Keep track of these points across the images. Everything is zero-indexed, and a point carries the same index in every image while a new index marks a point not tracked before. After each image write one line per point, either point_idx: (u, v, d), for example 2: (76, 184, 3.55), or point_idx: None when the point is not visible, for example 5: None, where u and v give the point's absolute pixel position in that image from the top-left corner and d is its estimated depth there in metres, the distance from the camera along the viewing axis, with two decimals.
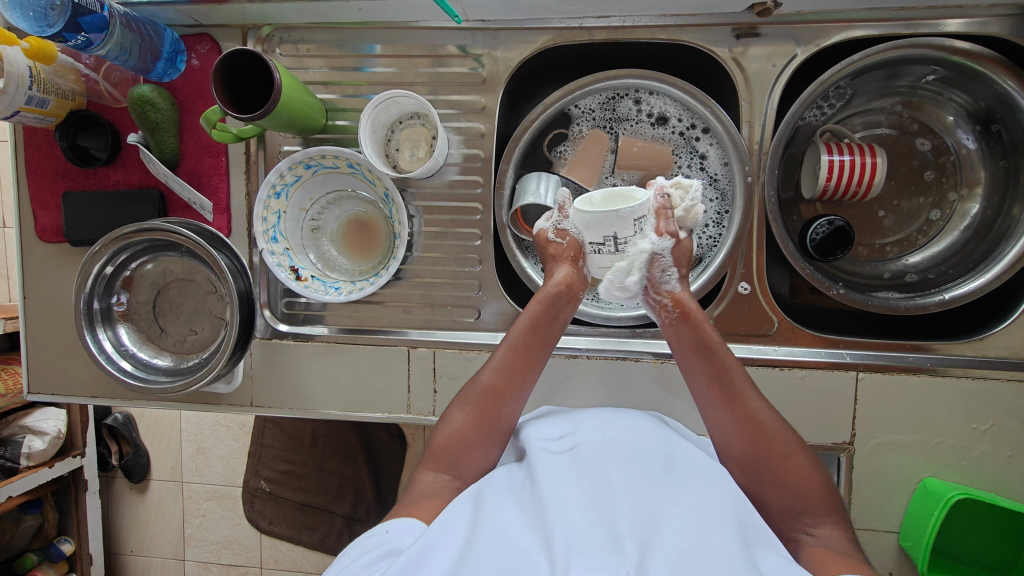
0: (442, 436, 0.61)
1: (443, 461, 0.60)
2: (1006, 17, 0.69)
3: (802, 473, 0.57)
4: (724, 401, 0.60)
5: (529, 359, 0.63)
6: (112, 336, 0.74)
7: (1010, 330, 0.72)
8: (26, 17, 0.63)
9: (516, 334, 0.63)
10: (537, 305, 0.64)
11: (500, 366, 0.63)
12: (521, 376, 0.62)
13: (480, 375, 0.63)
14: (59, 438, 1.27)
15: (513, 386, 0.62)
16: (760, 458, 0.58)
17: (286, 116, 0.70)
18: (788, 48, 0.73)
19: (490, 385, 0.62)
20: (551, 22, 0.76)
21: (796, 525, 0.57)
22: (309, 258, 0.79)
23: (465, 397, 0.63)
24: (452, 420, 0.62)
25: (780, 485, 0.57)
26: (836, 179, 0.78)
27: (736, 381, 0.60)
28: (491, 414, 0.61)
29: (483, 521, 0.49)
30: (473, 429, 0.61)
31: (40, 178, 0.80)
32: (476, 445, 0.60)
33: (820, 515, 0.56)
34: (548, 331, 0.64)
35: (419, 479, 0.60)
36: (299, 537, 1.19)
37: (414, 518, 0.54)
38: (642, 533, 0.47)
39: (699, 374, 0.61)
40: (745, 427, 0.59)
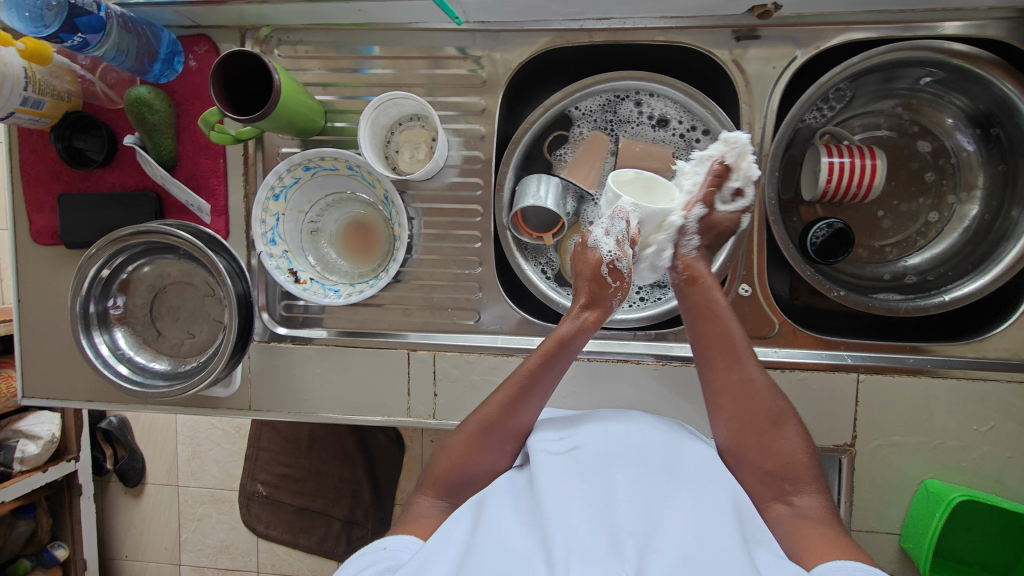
0: (443, 462, 0.61)
1: (442, 488, 0.60)
2: (1003, 20, 0.69)
3: (787, 437, 0.58)
4: (726, 368, 0.62)
5: (538, 396, 0.62)
6: (109, 340, 0.73)
7: (1009, 331, 0.72)
8: (22, 18, 0.62)
9: (528, 368, 0.62)
10: (550, 340, 0.63)
11: (505, 400, 0.62)
12: (525, 412, 0.62)
13: (482, 405, 0.63)
14: (53, 442, 1.26)
15: (515, 421, 0.62)
16: (751, 422, 0.59)
17: (286, 118, 0.69)
18: (788, 50, 0.73)
19: (492, 416, 0.61)
20: (551, 24, 0.76)
21: (776, 486, 0.56)
22: (308, 260, 0.78)
23: (466, 425, 0.63)
24: (449, 447, 0.62)
25: (765, 447, 0.58)
26: (836, 181, 0.78)
27: (737, 349, 0.62)
28: (489, 446, 0.61)
29: (484, 528, 0.49)
30: (470, 458, 0.60)
31: (35, 180, 0.79)
32: (474, 468, 0.60)
33: (801, 482, 0.56)
34: (559, 365, 0.63)
35: (415, 505, 0.60)
36: (296, 541, 1.17)
37: (411, 536, 0.55)
38: (643, 535, 0.47)
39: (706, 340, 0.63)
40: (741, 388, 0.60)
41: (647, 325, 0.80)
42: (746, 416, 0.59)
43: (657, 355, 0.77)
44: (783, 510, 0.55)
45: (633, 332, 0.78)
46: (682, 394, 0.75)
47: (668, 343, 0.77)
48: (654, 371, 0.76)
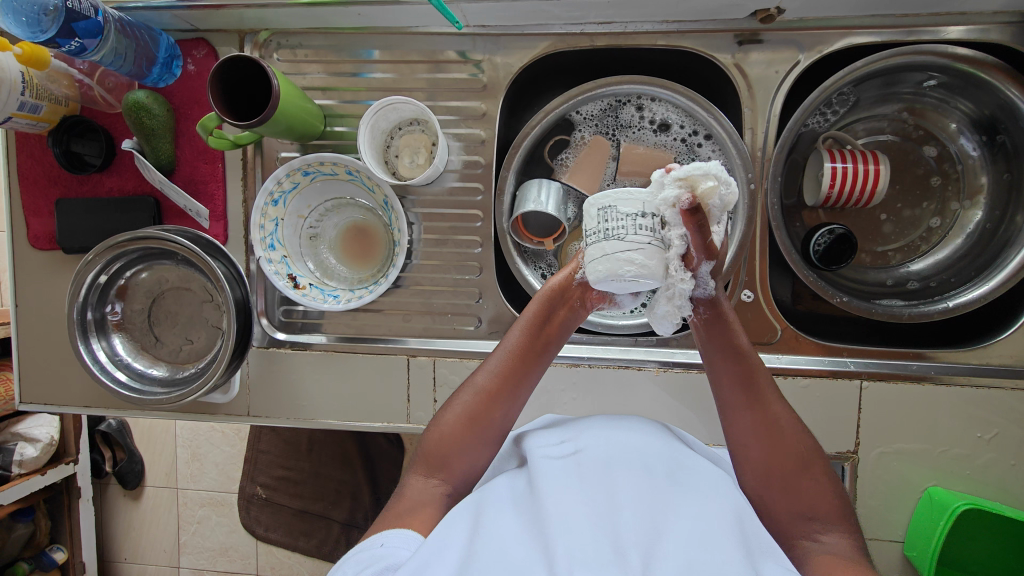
0: (432, 438, 0.60)
1: (432, 464, 0.59)
2: (1006, 25, 0.69)
3: (817, 478, 0.57)
4: (748, 411, 0.59)
5: (526, 367, 0.61)
6: (107, 346, 0.73)
7: (1013, 338, 0.72)
8: (19, 22, 0.61)
9: (515, 338, 0.61)
10: (535, 308, 0.61)
11: (497, 370, 0.61)
12: (515, 383, 0.61)
13: (476, 377, 0.62)
14: (52, 445, 1.25)
15: (507, 394, 0.61)
16: (777, 471, 0.57)
17: (284, 123, 0.68)
18: (790, 54, 0.73)
19: (485, 388, 0.61)
20: (552, 28, 0.75)
21: (802, 526, 0.55)
22: (307, 266, 0.78)
23: (459, 397, 0.62)
24: (441, 425, 0.61)
25: (792, 491, 0.56)
26: (839, 186, 0.77)
27: (763, 385, 0.59)
28: (483, 423, 0.60)
29: (483, 532, 0.48)
30: (464, 437, 0.59)
31: (33, 184, 0.79)
32: (469, 447, 0.59)
33: (830, 520, 0.55)
34: (546, 336, 0.61)
35: (408, 485, 0.59)
36: (295, 544, 1.18)
37: (410, 530, 0.53)
38: (647, 545, 0.46)
39: (726, 380, 0.60)
40: (764, 432, 0.58)
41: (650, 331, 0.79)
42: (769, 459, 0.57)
43: (659, 362, 0.76)
44: (809, 548, 0.54)
45: (635, 338, 0.78)
46: (684, 401, 0.75)
47: (670, 350, 0.77)
48: (656, 377, 0.75)
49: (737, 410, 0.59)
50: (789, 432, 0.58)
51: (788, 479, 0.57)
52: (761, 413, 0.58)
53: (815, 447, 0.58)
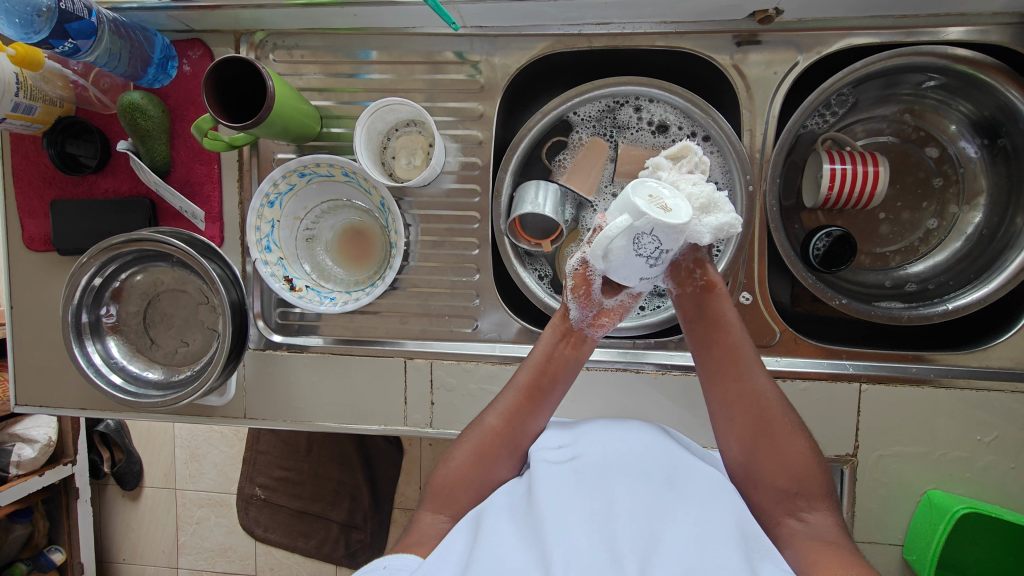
0: (441, 475, 0.60)
1: (440, 500, 0.59)
2: (1006, 26, 0.69)
3: (796, 448, 0.57)
4: (726, 382, 0.59)
5: (536, 407, 0.61)
6: (102, 349, 0.72)
7: (1013, 341, 0.72)
8: (12, 24, 0.60)
9: (524, 377, 0.61)
10: (538, 350, 0.62)
11: (502, 409, 0.61)
12: (526, 423, 0.60)
13: (485, 415, 0.62)
14: (50, 446, 1.25)
15: (517, 433, 0.60)
16: (761, 443, 0.57)
17: (280, 125, 0.68)
18: (789, 55, 0.72)
19: (493, 428, 0.60)
20: (550, 29, 0.75)
21: (789, 503, 0.56)
22: (303, 268, 0.77)
23: (467, 436, 0.62)
24: (450, 459, 0.61)
25: (777, 465, 0.56)
26: (838, 188, 0.77)
27: (743, 359, 0.59)
28: (494, 460, 0.60)
29: (480, 541, 0.48)
30: (474, 470, 0.59)
31: (28, 186, 0.78)
32: (479, 483, 0.59)
33: (817, 499, 0.55)
34: (552, 372, 0.61)
35: (418, 519, 0.59)
36: (294, 544, 1.17)
37: (412, 554, 0.54)
38: (643, 550, 0.46)
39: (706, 352, 0.60)
40: (743, 401, 0.58)
41: (648, 333, 0.79)
42: (750, 434, 0.58)
43: (656, 364, 0.76)
44: (795, 527, 0.55)
45: (633, 341, 0.77)
46: (682, 403, 0.75)
47: (668, 352, 0.77)
48: (654, 380, 0.75)
49: (719, 383, 0.59)
50: (768, 402, 0.58)
51: (769, 450, 0.57)
52: (739, 385, 0.59)
53: (795, 420, 0.59)
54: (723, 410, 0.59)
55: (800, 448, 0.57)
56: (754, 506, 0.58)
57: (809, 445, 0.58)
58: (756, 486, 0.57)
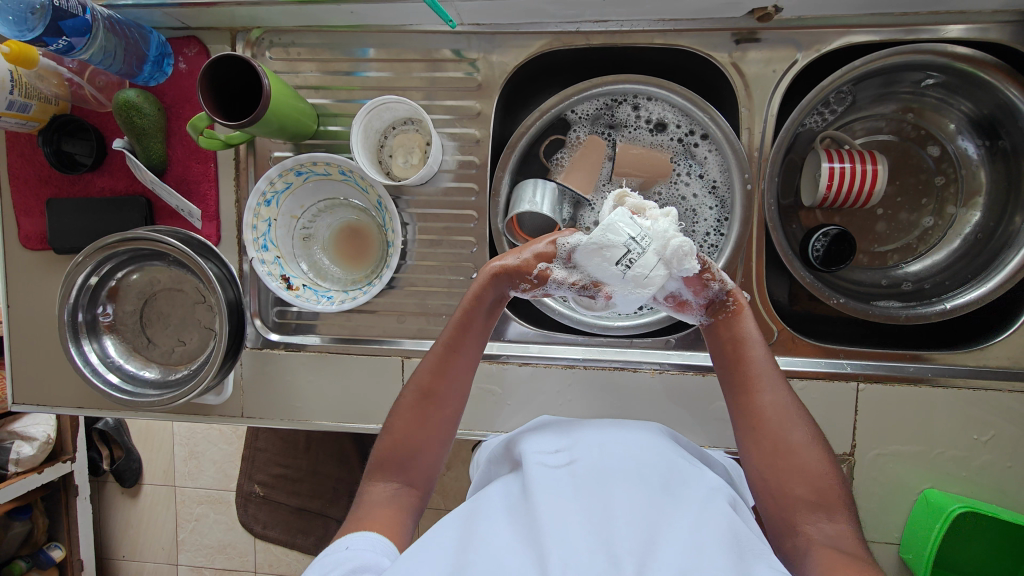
0: (386, 443, 0.60)
1: (393, 469, 0.59)
2: (1006, 24, 0.68)
3: (817, 461, 0.56)
4: (745, 390, 0.61)
5: (463, 357, 0.63)
6: (98, 348, 0.72)
7: (1011, 340, 0.72)
8: (5, 21, 0.59)
9: (448, 333, 0.63)
10: (466, 306, 0.63)
11: (433, 366, 0.62)
12: (455, 374, 0.62)
13: (415, 374, 0.63)
14: (49, 443, 1.25)
15: (448, 386, 0.62)
16: (777, 451, 0.57)
17: (276, 123, 0.68)
18: (788, 53, 0.72)
19: (425, 384, 0.62)
20: (548, 26, 0.74)
21: (805, 513, 0.54)
22: (300, 267, 0.77)
23: (402, 401, 0.62)
24: (392, 427, 0.61)
25: (791, 481, 0.56)
26: (836, 187, 0.76)
27: (760, 368, 0.61)
28: (431, 417, 0.61)
29: (476, 542, 0.47)
30: (416, 430, 0.60)
31: (24, 184, 0.78)
32: (423, 441, 0.60)
33: (833, 509, 0.54)
34: (479, 327, 0.63)
35: (369, 492, 0.59)
36: (292, 542, 1.13)
37: (373, 532, 0.53)
38: (640, 552, 0.45)
39: (729, 367, 0.63)
40: (756, 413, 0.59)
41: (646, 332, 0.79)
42: (768, 446, 0.57)
43: (655, 363, 0.76)
44: (811, 535, 0.53)
45: (630, 339, 0.78)
46: (680, 401, 0.75)
47: (666, 351, 0.77)
48: (652, 379, 0.75)
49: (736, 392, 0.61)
50: (782, 411, 0.58)
51: (789, 463, 0.56)
52: (754, 395, 0.60)
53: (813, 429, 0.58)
54: (740, 426, 0.60)
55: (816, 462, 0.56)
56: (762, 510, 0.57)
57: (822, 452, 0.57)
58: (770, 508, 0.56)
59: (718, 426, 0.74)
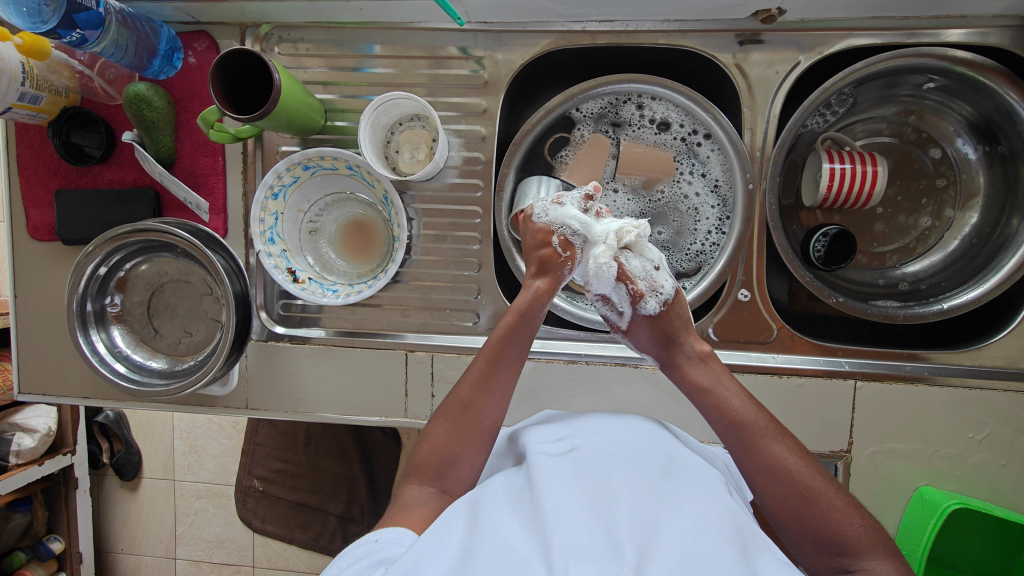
0: (425, 450, 0.60)
1: (428, 474, 0.59)
2: (1006, 28, 0.69)
3: (835, 510, 0.54)
4: (744, 453, 0.59)
5: (505, 371, 0.64)
6: (106, 338, 0.73)
7: (1007, 340, 0.73)
8: (19, 13, 0.62)
9: (492, 345, 0.64)
10: (512, 316, 0.65)
11: (476, 379, 0.63)
12: (497, 388, 0.63)
13: (455, 388, 0.64)
14: (50, 435, 1.25)
15: (489, 400, 0.63)
16: (794, 508, 0.55)
17: (285, 118, 0.68)
18: (791, 55, 0.73)
19: (466, 398, 0.62)
20: (554, 26, 0.75)
21: (829, 557, 0.54)
22: (306, 260, 0.78)
23: (444, 411, 0.63)
24: (431, 436, 0.61)
25: (816, 533, 0.54)
26: (836, 188, 0.77)
27: (755, 430, 0.59)
28: (472, 429, 0.61)
29: (483, 530, 0.47)
30: (454, 443, 0.60)
31: (33, 175, 0.79)
32: (462, 450, 0.60)
33: (857, 548, 0.53)
34: (523, 339, 0.65)
35: (403, 493, 0.59)
36: (291, 536, 1.17)
37: (403, 527, 0.54)
38: (641, 537, 0.46)
39: (725, 432, 0.61)
40: (764, 470, 0.57)
41: None
42: (786, 505, 0.56)
43: None
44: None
45: None
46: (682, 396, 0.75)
47: None
48: (653, 375, 0.76)
49: (738, 458, 0.60)
50: (790, 466, 0.57)
51: (811, 519, 0.55)
52: (758, 458, 0.58)
53: (825, 475, 0.57)
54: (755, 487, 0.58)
55: (833, 510, 0.54)
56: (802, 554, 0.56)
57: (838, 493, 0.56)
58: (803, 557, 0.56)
59: None
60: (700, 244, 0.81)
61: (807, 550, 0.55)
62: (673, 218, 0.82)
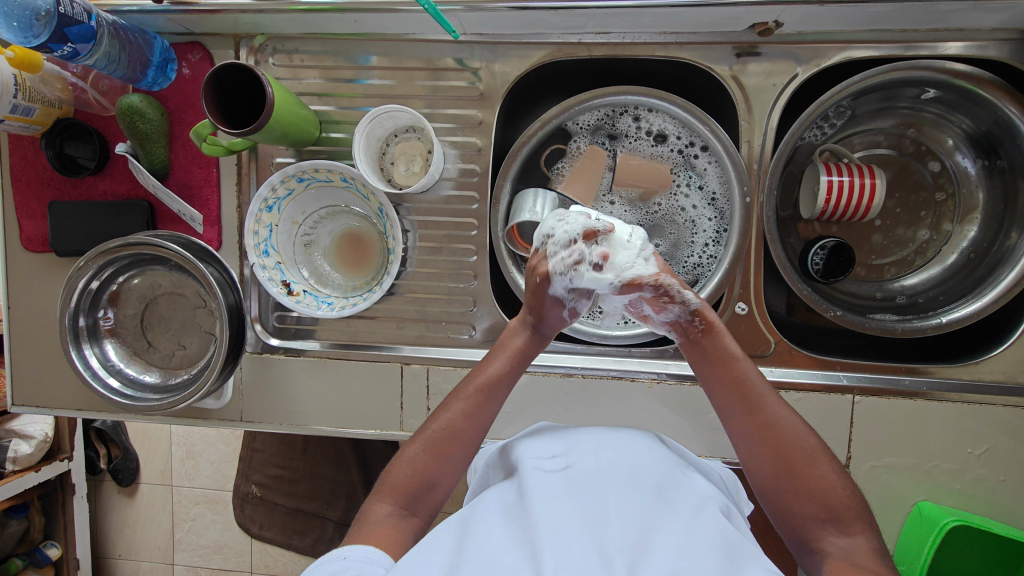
0: (402, 472, 0.59)
1: (402, 497, 0.58)
2: (1005, 41, 0.69)
3: (823, 475, 0.55)
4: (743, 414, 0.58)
5: (490, 404, 0.63)
6: (99, 352, 0.72)
7: (1006, 354, 0.72)
8: (10, 28, 0.60)
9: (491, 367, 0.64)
10: (517, 343, 0.65)
11: (473, 400, 0.62)
12: (481, 419, 0.62)
13: (439, 412, 0.63)
14: (46, 442, 1.25)
15: (479, 423, 0.62)
16: (786, 468, 0.55)
17: (279, 131, 0.68)
18: (788, 67, 0.72)
19: (458, 417, 0.61)
20: (550, 37, 0.75)
21: (817, 529, 0.54)
22: (301, 273, 0.77)
23: (433, 424, 0.62)
24: (410, 457, 0.60)
25: (805, 494, 0.54)
26: (835, 200, 0.77)
27: (757, 389, 0.59)
28: (451, 455, 0.60)
29: (471, 545, 0.47)
30: (432, 469, 0.59)
31: (26, 186, 0.78)
32: (439, 475, 0.59)
33: (844, 521, 0.53)
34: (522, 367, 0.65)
35: (370, 510, 0.58)
36: (289, 543, 1.15)
37: (370, 546, 0.53)
38: (633, 554, 0.45)
39: (722, 390, 0.60)
40: (760, 432, 0.57)
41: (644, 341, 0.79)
42: (779, 467, 0.56)
43: (652, 373, 0.76)
44: (828, 552, 0.53)
45: (629, 349, 0.78)
46: (679, 410, 0.75)
47: (664, 360, 0.77)
48: (650, 389, 0.75)
49: (735, 418, 0.59)
50: (789, 429, 0.57)
51: (802, 482, 0.55)
52: (759, 418, 0.57)
53: (818, 443, 0.57)
54: (748, 449, 0.58)
55: (823, 476, 0.55)
56: (789, 524, 0.56)
57: (828, 459, 0.56)
58: (784, 520, 0.56)
59: (714, 436, 0.75)
60: (697, 257, 0.80)
61: (795, 524, 0.55)
62: (670, 231, 0.81)
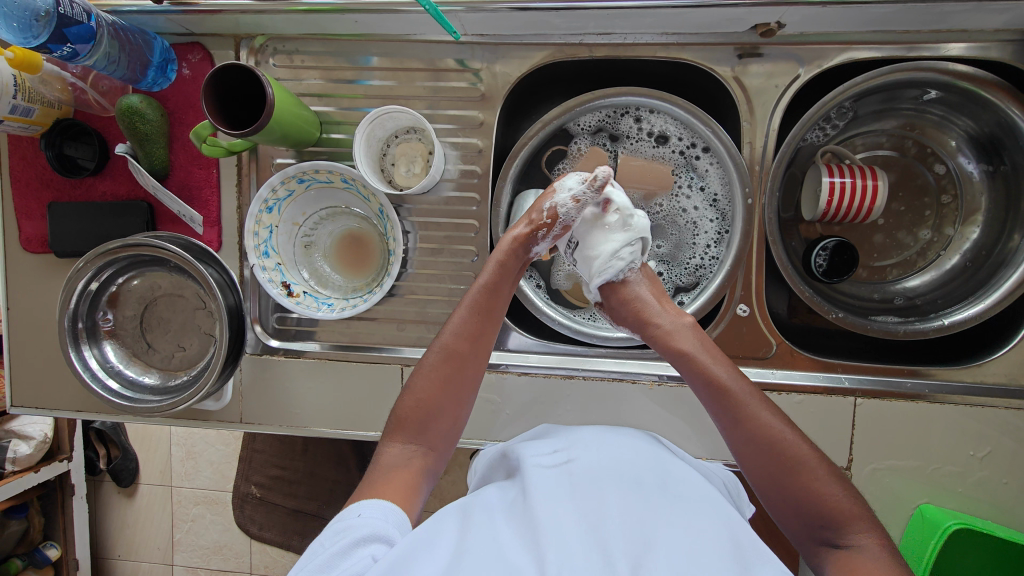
0: (408, 405, 0.61)
1: (410, 431, 0.60)
2: (1008, 43, 0.68)
3: (818, 480, 0.54)
4: (736, 421, 0.57)
5: (490, 322, 0.64)
6: (98, 354, 0.72)
7: (1008, 357, 0.72)
8: (10, 28, 0.59)
9: (472, 297, 0.64)
10: (490, 270, 0.64)
11: (459, 329, 0.63)
12: (480, 338, 0.63)
13: (438, 338, 0.64)
14: (46, 442, 1.24)
15: (475, 349, 0.63)
16: (778, 475, 0.55)
17: (279, 132, 0.68)
18: (791, 68, 0.72)
19: (449, 348, 0.62)
20: (551, 38, 0.75)
21: (818, 535, 0.54)
22: (301, 274, 0.77)
23: (425, 364, 0.63)
24: (414, 388, 0.62)
25: (795, 500, 0.55)
26: (836, 202, 0.77)
27: (746, 395, 0.57)
28: (454, 385, 0.62)
29: (474, 534, 0.47)
30: (437, 399, 0.61)
31: (25, 187, 0.78)
32: (444, 406, 0.61)
33: (844, 526, 0.53)
34: (501, 297, 0.65)
35: (385, 451, 0.59)
36: (288, 543, 1.16)
37: (385, 501, 0.52)
38: (636, 551, 0.44)
39: (708, 392, 0.59)
40: (754, 442, 0.56)
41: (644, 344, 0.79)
42: (772, 473, 0.55)
43: (654, 375, 0.76)
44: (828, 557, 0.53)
45: (630, 351, 0.78)
46: (680, 412, 0.75)
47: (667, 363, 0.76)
48: (651, 391, 0.75)
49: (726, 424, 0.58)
50: (778, 436, 0.56)
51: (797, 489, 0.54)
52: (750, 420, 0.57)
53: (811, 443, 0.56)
54: (743, 454, 0.57)
55: (817, 478, 0.54)
56: (789, 530, 0.57)
57: (822, 462, 0.55)
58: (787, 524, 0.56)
59: (716, 439, 0.75)
60: (699, 259, 0.80)
61: (796, 529, 0.56)
62: (672, 232, 0.81)
